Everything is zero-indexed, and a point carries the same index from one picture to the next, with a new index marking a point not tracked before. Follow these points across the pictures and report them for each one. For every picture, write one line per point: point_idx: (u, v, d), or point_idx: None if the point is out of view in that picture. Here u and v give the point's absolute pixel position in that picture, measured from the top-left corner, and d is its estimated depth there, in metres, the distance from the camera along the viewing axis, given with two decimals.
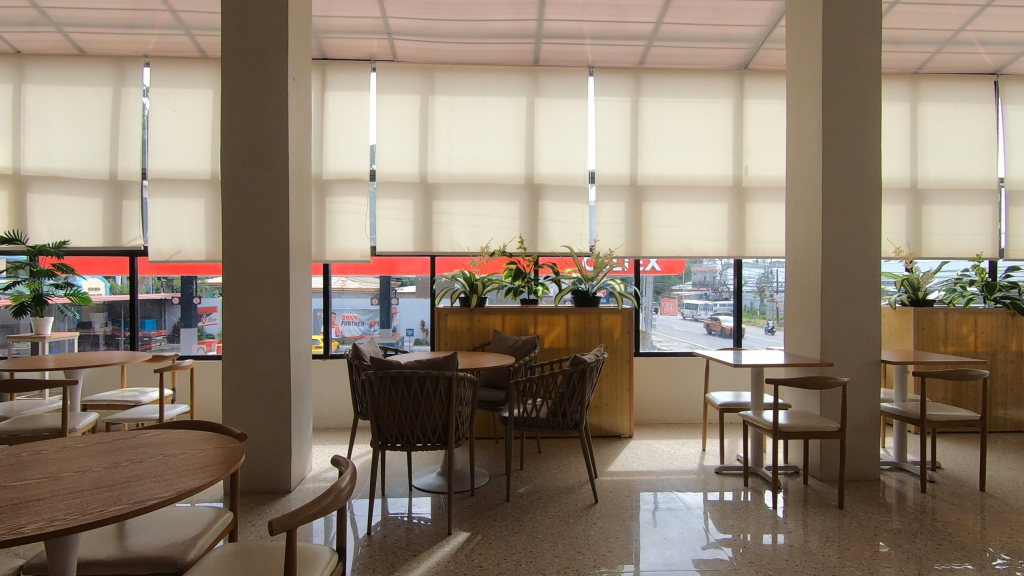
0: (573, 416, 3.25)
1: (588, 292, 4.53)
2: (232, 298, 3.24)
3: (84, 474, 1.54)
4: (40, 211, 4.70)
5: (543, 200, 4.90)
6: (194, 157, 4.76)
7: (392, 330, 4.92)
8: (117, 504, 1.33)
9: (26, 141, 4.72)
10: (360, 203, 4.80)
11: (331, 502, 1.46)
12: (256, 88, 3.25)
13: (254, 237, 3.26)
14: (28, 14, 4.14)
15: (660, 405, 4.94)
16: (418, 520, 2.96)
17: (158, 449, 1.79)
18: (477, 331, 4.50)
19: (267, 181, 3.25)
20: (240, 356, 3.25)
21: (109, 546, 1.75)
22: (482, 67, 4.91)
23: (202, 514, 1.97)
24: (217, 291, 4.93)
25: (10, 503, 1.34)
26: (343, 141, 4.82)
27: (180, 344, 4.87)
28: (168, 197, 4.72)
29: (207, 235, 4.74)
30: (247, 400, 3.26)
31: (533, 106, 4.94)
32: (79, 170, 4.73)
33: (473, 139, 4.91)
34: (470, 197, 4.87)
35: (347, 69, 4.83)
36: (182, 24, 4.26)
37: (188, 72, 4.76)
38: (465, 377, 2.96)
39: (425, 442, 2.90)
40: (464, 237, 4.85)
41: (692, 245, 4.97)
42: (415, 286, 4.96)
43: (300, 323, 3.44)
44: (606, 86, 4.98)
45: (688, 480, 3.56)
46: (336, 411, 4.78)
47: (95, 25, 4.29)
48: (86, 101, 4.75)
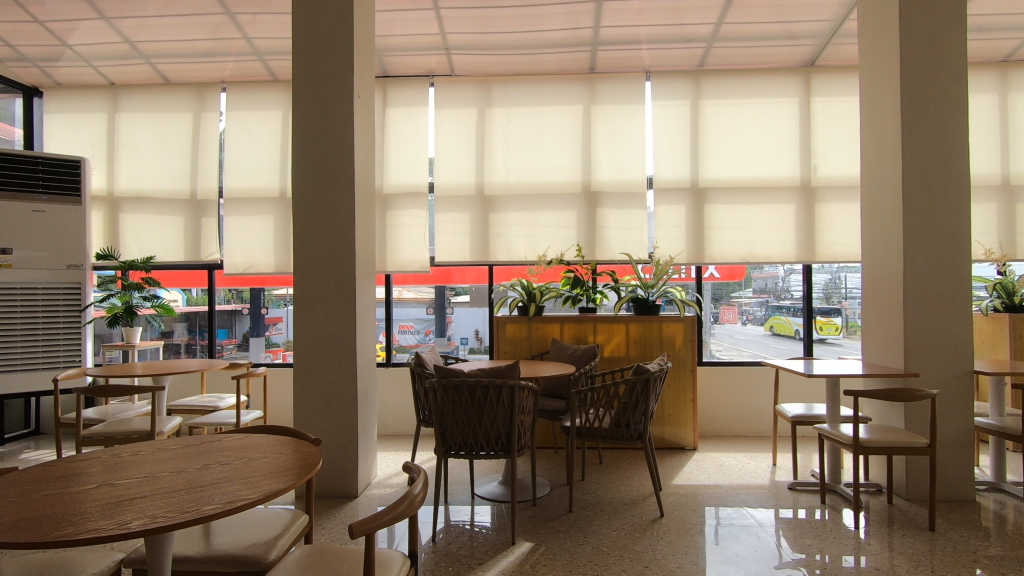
0: (636, 427, 3.17)
1: (647, 300, 4.44)
2: (304, 308, 3.39)
3: (179, 474, 1.64)
4: (130, 229, 5.08)
5: (601, 207, 4.86)
6: (265, 175, 5.02)
7: (447, 338, 5.00)
8: (211, 503, 1.41)
9: (119, 165, 5.12)
10: (420, 216, 4.92)
11: (405, 509, 1.49)
12: (323, 108, 3.39)
13: (323, 250, 3.39)
14: (121, 48, 4.51)
15: (725, 417, 4.77)
16: (480, 528, 2.98)
17: (243, 452, 1.88)
18: (535, 340, 4.50)
19: (335, 196, 3.39)
20: (310, 364, 3.38)
21: (197, 544, 1.84)
22: (539, 78, 4.94)
23: (280, 517, 2.04)
24: (283, 302, 5.14)
25: (116, 500, 1.44)
26: (404, 155, 4.97)
27: (250, 352, 5.14)
28: (242, 214, 5.00)
29: (277, 248, 4.97)
30: (316, 407, 3.38)
31: (589, 113, 4.92)
32: (164, 191, 5.09)
33: (530, 149, 4.93)
34: (528, 206, 4.89)
35: (407, 85, 4.98)
36: (255, 50, 4.52)
37: (261, 96, 5.04)
38: (527, 386, 2.96)
39: (488, 451, 2.91)
40: (522, 246, 4.86)
41: (757, 249, 4.78)
42: (469, 296, 5.01)
43: (365, 332, 3.54)
44: (664, 91, 4.90)
45: (760, 496, 3.40)
46: (398, 418, 4.88)
47: (179, 56, 4.62)
48: (170, 127, 5.11)
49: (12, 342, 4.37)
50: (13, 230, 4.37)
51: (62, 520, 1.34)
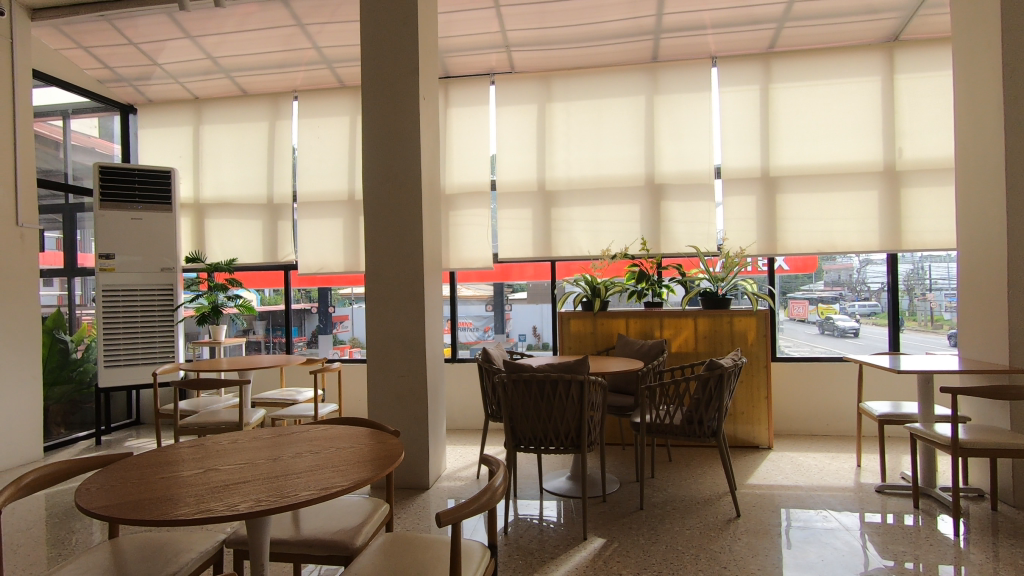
0: (710, 424, 3.08)
1: (717, 294, 4.30)
2: (376, 305, 3.51)
3: (274, 461, 1.74)
4: (214, 234, 5.43)
5: (666, 199, 4.75)
6: (335, 179, 5.23)
7: (506, 335, 5.03)
8: (308, 490, 1.49)
9: (203, 174, 5.48)
10: (482, 214, 4.98)
11: (487, 501, 1.51)
12: (391, 111, 3.49)
13: (393, 249, 3.49)
14: (204, 64, 4.82)
15: (801, 415, 4.55)
16: (549, 523, 2.99)
17: (330, 442, 1.98)
18: (601, 336, 4.46)
19: (404, 196, 3.48)
20: (383, 359, 3.50)
21: (289, 528, 1.95)
22: (600, 70, 4.88)
23: (363, 506, 2.12)
24: (348, 301, 5.35)
25: (222, 484, 1.55)
26: (466, 154, 5.04)
27: (319, 349, 5.37)
28: (314, 217, 5.24)
29: (347, 248, 5.17)
30: (388, 401, 3.50)
31: (653, 104, 4.81)
32: (243, 196, 5.40)
33: (591, 143, 4.88)
34: (590, 201, 4.85)
35: (468, 85, 5.04)
36: (325, 59, 4.71)
37: (330, 102, 5.25)
38: (596, 381, 2.93)
39: (558, 445, 2.92)
40: (585, 241, 4.83)
41: (835, 239, 4.52)
42: (527, 292, 5.02)
43: (434, 328, 3.62)
44: (732, 76, 4.72)
45: (844, 498, 3.23)
46: (465, 413, 4.98)
47: (256, 68, 4.88)
48: (247, 136, 5.41)
49: (115, 340, 4.77)
50: (114, 237, 4.76)
51: (176, 501, 1.45)
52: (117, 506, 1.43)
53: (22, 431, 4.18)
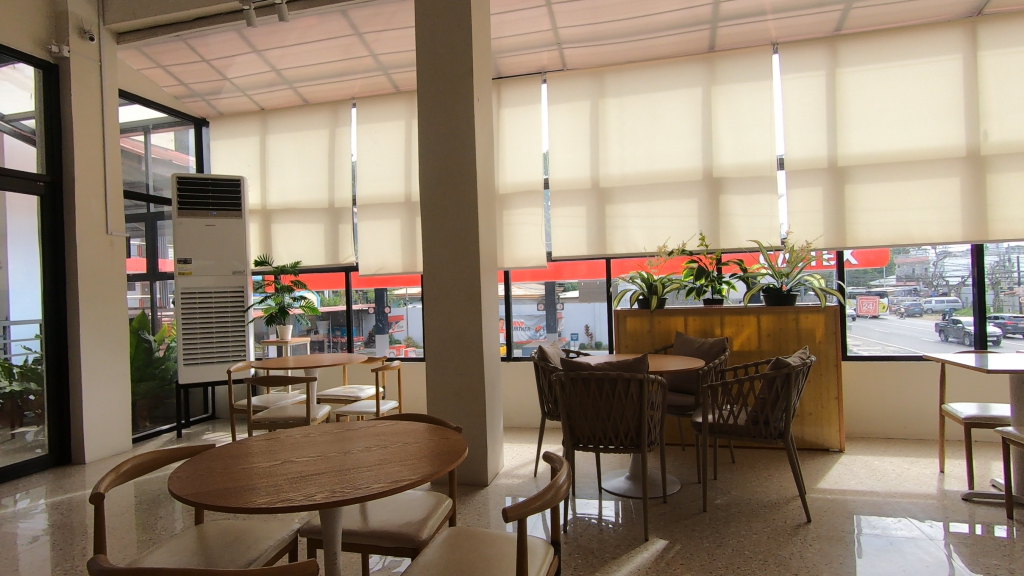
0: (777, 424, 2.96)
1: (781, 290, 4.13)
2: (434, 305, 3.58)
3: (346, 454, 1.81)
4: (280, 238, 5.71)
5: (725, 193, 4.61)
6: (392, 182, 5.37)
7: (558, 334, 5.05)
8: (380, 482, 1.54)
9: (269, 181, 5.76)
10: (536, 213, 4.99)
11: (551, 498, 1.51)
12: (447, 113, 3.55)
13: (450, 249, 3.56)
14: (269, 77, 5.05)
15: (874, 417, 4.31)
16: (608, 522, 2.96)
17: (397, 437, 2.04)
18: (658, 334, 4.38)
19: (459, 197, 3.54)
20: (442, 357, 3.57)
21: (357, 520, 2.02)
22: (654, 64, 4.79)
23: (426, 501, 2.17)
24: (403, 301, 5.50)
25: (300, 475, 1.63)
26: (519, 153, 5.06)
27: (376, 348, 5.56)
28: (374, 219, 5.40)
29: (405, 249, 5.30)
30: (447, 399, 3.56)
31: (710, 95, 4.68)
32: (306, 202, 5.64)
33: (646, 137, 4.80)
34: (646, 197, 4.77)
35: (520, 84, 5.06)
36: (381, 66, 4.85)
37: (387, 107, 5.39)
38: (656, 379, 2.88)
39: (617, 445, 2.89)
40: (641, 238, 4.75)
41: (912, 231, 4.24)
42: (578, 291, 5.01)
43: (490, 327, 3.66)
44: (795, 62, 4.52)
45: (926, 506, 3.03)
46: (521, 411, 5.01)
47: (317, 78, 5.08)
48: (309, 144, 5.64)
49: (193, 339, 5.08)
50: (192, 243, 5.08)
51: (258, 490, 1.54)
52: (205, 493, 1.53)
53: (113, 424, 4.52)
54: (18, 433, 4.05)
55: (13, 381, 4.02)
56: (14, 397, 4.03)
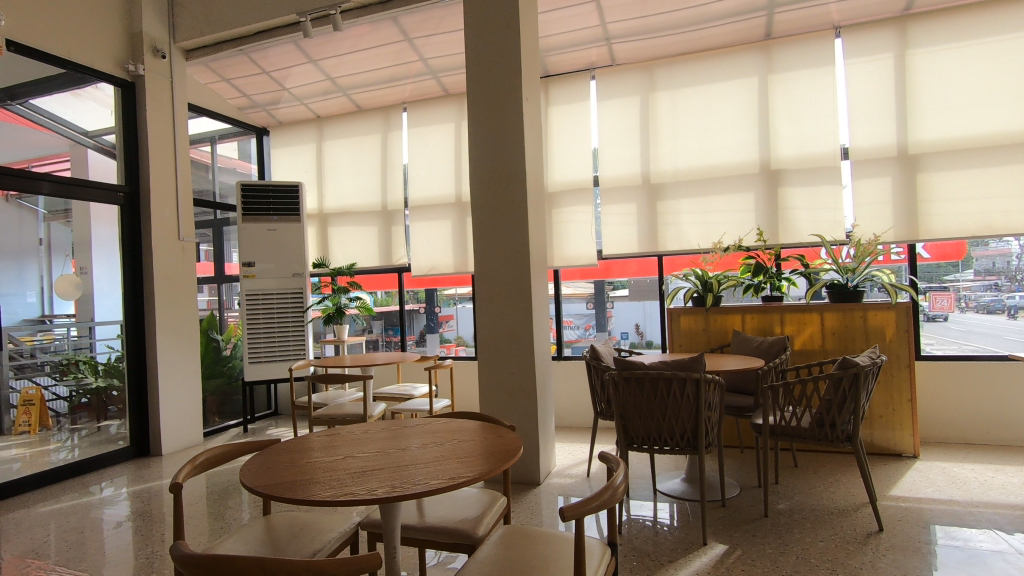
0: (844, 427, 2.82)
1: (847, 286, 3.93)
2: (485, 304, 3.61)
3: (405, 451, 1.86)
4: (337, 241, 5.91)
5: (784, 186, 4.43)
6: (443, 183, 5.45)
7: (607, 333, 5.01)
8: (439, 479, 1.57)
9: (325, 186, 5.97)
10: (586, 211, 4.95)
11: (608, 499, 1.49)
12: (496, 113, 3.58)
13: (501, 248, 3.58)
14: (325, 85, 5.23)
15: (953, 421, 4.03)
16: (664, 525, 2.90)
17: (453, 434, 2.07)
18: (714, 333, 4.26)
19: (509, 197, 3.55)
20: (493, 356, 3.60)
21: (415, 515, 2.06)
22: (707, 55, 4.65)
23: (481, 498, 2.19)
24: (452, 301, 5.59)
25: (362, 470, 1.68)
26: (568, 151, 5.04)
27: (427, 347, 5.67)
28: (425, 221, 5.50)
29: (456, 250, 5.36)
30: (499, 397, 3.59)
31: (767, 85, 4.50)
32: (360, 205, 5.81)
33: (699, 131, 4.67)
34: (700, 192, 4.64)
35: (568, 82, 5.03)
36: (431, 70, 4.93)
37: (436, 110, 5.48)
38: (714, 379, 2.80)
39: (673, 446, 2.82)
40: (695, 234, 4.62)
41: (994, 221, 3.94)
42: (628, 289, 4.94)
43: (542, 326, 3.66)
44: (860, 46, 4.28)
45: (1013, 517, 2.81)
46: (572, 410, 4.98)
47: (369, 85, 5.22)
48: (362, 148, 5.81)
49: (257, 338, 5.33)
50: (255, 247, 5.33)
51: (323, 483, 1.59)
52: (274, 486, 1.60)
53: (186, 418, 4.81)
54: (103, 426, 4.37)
55: (98, 377, 4.34)
56: (99, 392, 4.35)
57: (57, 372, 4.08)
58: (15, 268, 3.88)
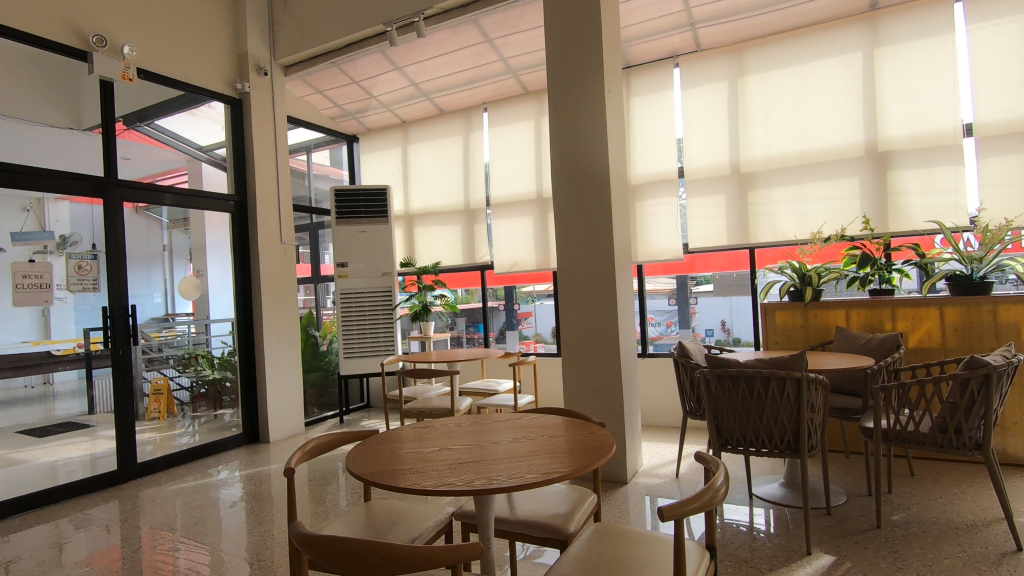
0: (972, 434, 2.54)
1: (972, 277, 3.54)
2: (569, 300, 3.60)
3: (499, 445, 1.89)
4: (422, 241, 6.14)
5: (894, 169, 4.05)
6: (523, 181, 5.49)
7: (691, 330, 4.86)
8: (534, 473, 1.58)
9: (411, 188, 6.20)
10: (671, 203, 4.80)
11: (708, 501, 1.43)
12: (577, 108, 3.55)
13: (584, 244, 3.55)
14: (409, 91, 5.43)
15: None
16: (760, 531, 2.76)
17: (544, 430, 2.08)
18: (815, 329, 3.99)
19: (592, 191, 3.51)
20: (578, 352, 3.58)
21: (506, 508, 2.09)
22: (803, 32, 4.35)
23: (571, 494, 2.19)
24: (530, 298, 5.63)
25: (458, 462, 1.73)
26: (651, 143, 4.91)
27: (507, 344, 5.77)
28: (507, 219, 5.56)
29: (538, 246, 5.38)
30: (584, 394, 3.57)
31: (872, 60, 4.14)
32: (444, 205, 5.99)
33: (794, 114, 4.38)
34: (795, 179, 4.36)
35: (650, 71, 4.89)
36: (510, 69, 4.97)
37: (516, 109, 5.52)
38: (817, 379, 2.62)
39: (772, 448, 2.68)
40: (791, 225, 4.35)
41: None
42: (712, 284, 4.75)
43: (627, 322, 3.59)
44: (986, 8, 3.82)
45: None
46: (659, 408, 4.86)
47: (451, 87, 5.35)
48: (445, 151, 5.98)
49: (351, 335, 5.64)
50: (348, 248, 5.64)
51: (422, 473, 1.66)
52: (378, 473, 1.68)
53: (290, 408, 5.18)
54: (219, 414, 4.80)
55: (214, 369, 4.77)
56: (215, 383, 4.78)
57: (180, 364, 4.50)
58: (145, 272, 4.27)
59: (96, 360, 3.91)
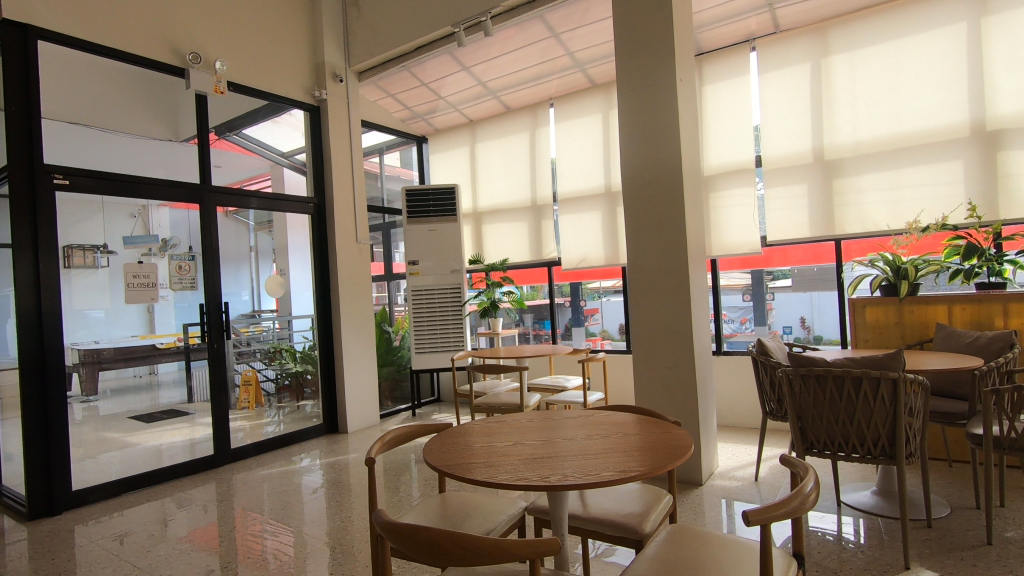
0: None
1: None
2: (640, 297, 3.53)
3: (572, 441, 1.88)
4: (490, 238, 6.21)
5: (1006, 150, 3.66)
6: (590, 176, 5.43)
7: (767, 327, 4.62)
8: (610, 471, 1.56)
9: (479, 187, 6.29)
10: (747, 194, 4.59)
11: (797, 507, 1.36)
12: (647, 99, 3.46)
13: (655, 238, 3.46)
14: (476, 90, 5.50)
15: None
16: (850, 541, 2.58)
17: (617, 427, 2.06)
18: (912, 326, 3.70)
19: (664, 184, 3.41)
20: (649, 350, 3.50)
21: (579, 505, 2.08)
22: (896, 5, 4.01)
23: (645, 494, 2.14)
24: (596, 295, 5.57)
25: (532, 457, 1.74)
26: (725, 132, 4.71)
27: (573, 341, 5.77)
28: (574, 214, 5.52)
29: (606, 242, 5.30)
30: (656, 392, 3.48)
31: (979, 30, 3.75)
32: (512, 202, 6.03)
33: (886, 95, 4.06)
34: (889, 165, 4.04)
35: (725, 57, 4.69)
36: (577, 63, 4.92)
37: (583, 103, 5.46)
38: (916, 380, 2.42)
39: (864, 454, 2.51)
40: (882, 214, 4.05)
41: None
42: (790, 279, 4.50)
43: (701, 318, 3.47)
44: None
45: None
46: (735, 408, 4.66)
47: (517, 85, 5.37)
48: (512, 148, 6.01)
49: (422, 331, 5.80)
50: (419, 246, 5.80)
51: (497, 467, 1.68)
52: (454, 465, 1.71)
53: (366, 401, 5.40)
54: (301, 404, 5.08)
55: (296, 362, 5.05)
56: (297, 375, 5.05)
57: (266, 357, 4.76)
58: (234, 271, 4.56)
59: (194, 352, 4.23)
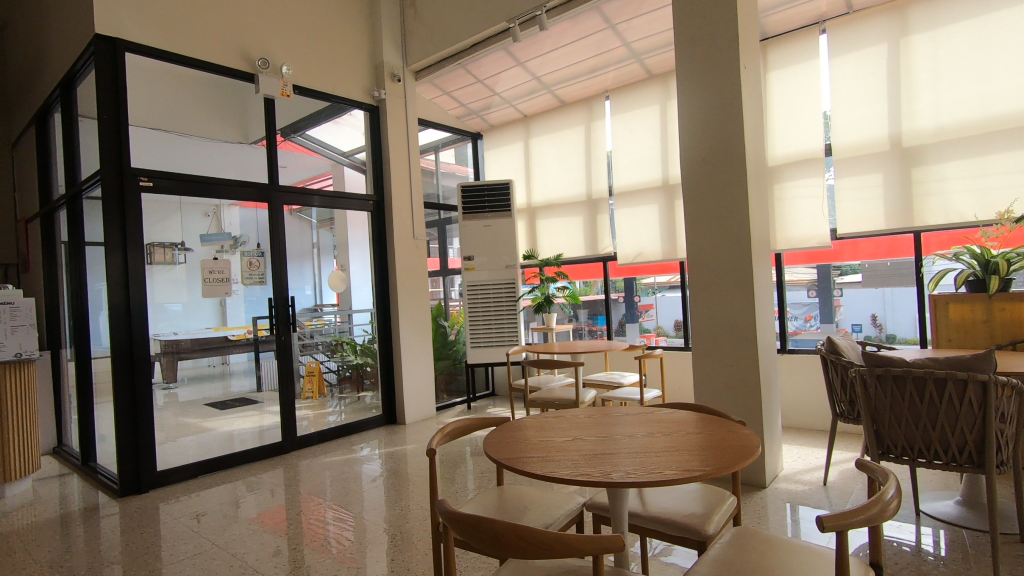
0: None
1: None
2: (701, 292, 3.43)
3: (632, 438, 1.86)
4: (545, 233, 6.20)
5: None
6: (647, 169, 5.32)
7: (834, 325, 4.43)
8: (672, 469, 1.53)
9: (533, 182, 6.29)
10: (816, 184, 4.38)
11: (877, 514, 1.29)
12: (708, 88, 3.36)
13: (717, 232, 3.35)
14: (531, 85, 5.50)
15: None
16: (930, 553, 2.43)
17: (679, 425, 2.01)
18: (1002, 325, 3.41)
19: (726, 176, 3.30)
20: (710, 347, 3.40)
21: (639, 503, 2.05)
22: None
23: (708, 494, 2.09)
24: (650, 290, 5.46)
25: (592, 453, 1.73)
26: (792, 120, 4.50)
27: (628, 337, 5.70)
28: (630, 208, 5.44)
29: (663, 236, 5.19)
30: (717, 390, 3.39)
31: None
32: (566, 197, 6.00)
33: (974, 75, 3.75)
34: (977, 151, 3.74)
35: (792, 42, 4.47)
36: (634, 53, 4.82)
37: (640, 94, 5.35)
38: (1009, 382, 2.24)
39: (947, 461, 2.34)
40: (969, 204, 3.75)
41: None
42: (860, 274, 4.29)
43: (766, 315, 3.34)
44: None
45: None
46: (801, 409, 4.47)
47: (572, 78, 5.33)
48: (567, 142, 5.97)
49: (477, 325, 5.88)
50: (474, 242, 5.87)
51: (557, 462, 1.68)
52: (513, 459, 1.73)
53: (422, 393, 5.53)
54: (361, 396, 5.26)
55: (357, 355, 5.22)
56: (358, 367, 5.23)
57: (328, 350, 4.94)
58: (299, 267, 4.75)
59: (263, 344, 4.44)
